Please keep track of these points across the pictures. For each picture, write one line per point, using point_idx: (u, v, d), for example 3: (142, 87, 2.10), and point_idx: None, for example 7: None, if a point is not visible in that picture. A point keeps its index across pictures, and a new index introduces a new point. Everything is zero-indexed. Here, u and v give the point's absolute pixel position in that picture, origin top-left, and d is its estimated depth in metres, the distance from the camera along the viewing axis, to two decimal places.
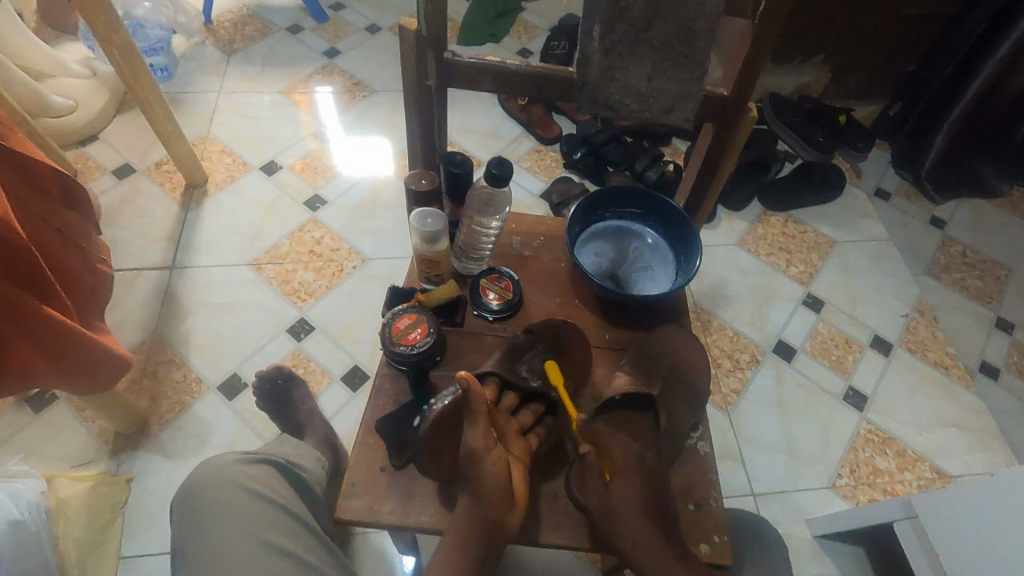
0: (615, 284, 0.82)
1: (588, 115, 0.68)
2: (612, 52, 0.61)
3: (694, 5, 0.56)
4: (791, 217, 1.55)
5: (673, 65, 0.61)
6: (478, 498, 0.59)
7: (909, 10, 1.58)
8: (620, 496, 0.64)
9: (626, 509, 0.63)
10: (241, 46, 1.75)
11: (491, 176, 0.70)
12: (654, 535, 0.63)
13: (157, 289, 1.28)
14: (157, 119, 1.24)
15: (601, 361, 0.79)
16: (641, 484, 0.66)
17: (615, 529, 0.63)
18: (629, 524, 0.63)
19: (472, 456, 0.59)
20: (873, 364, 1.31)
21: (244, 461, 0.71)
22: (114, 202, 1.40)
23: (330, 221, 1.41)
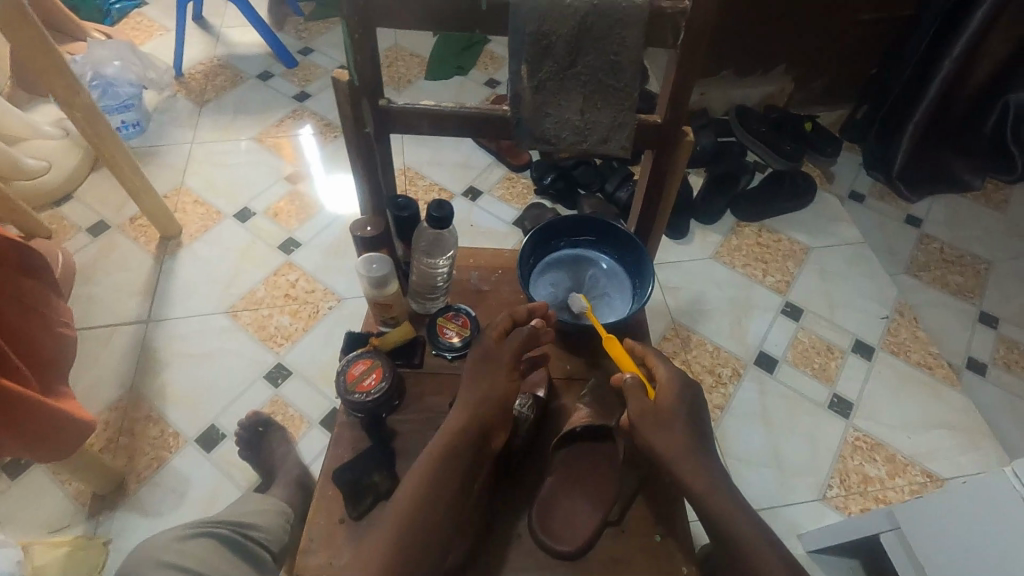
0: (572, 314, 0.82)
1: (529, 150, 0.68)
2: (545, 88, 0.61)
3: (616, 39, 0.58)
4: (764, 227, 1.55)
5: (604, 96, 0.62)
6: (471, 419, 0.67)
7: (864, 15, 1.61)
8: (665, 400, 0.71)
9: (669, 412, 0.70)
10: (213, 96, 1.78)
11: (432, 219, 0.69)
12: (694, 447, 0.69)
13: (134, 343, 1.27)
14: (126, 176, 1.25)
15: (565, 394, 0.85)
16: (687, 402, 0.72)
17: (654, 433, 0.70)
18: (667, 428, 0.69)
19: (500, 380, 0.70)
20: (857, 369, 1.30)
21: (184, 536, 0.79)
22: (91, 259, 1.41)
23: (305, 263, 1.42)
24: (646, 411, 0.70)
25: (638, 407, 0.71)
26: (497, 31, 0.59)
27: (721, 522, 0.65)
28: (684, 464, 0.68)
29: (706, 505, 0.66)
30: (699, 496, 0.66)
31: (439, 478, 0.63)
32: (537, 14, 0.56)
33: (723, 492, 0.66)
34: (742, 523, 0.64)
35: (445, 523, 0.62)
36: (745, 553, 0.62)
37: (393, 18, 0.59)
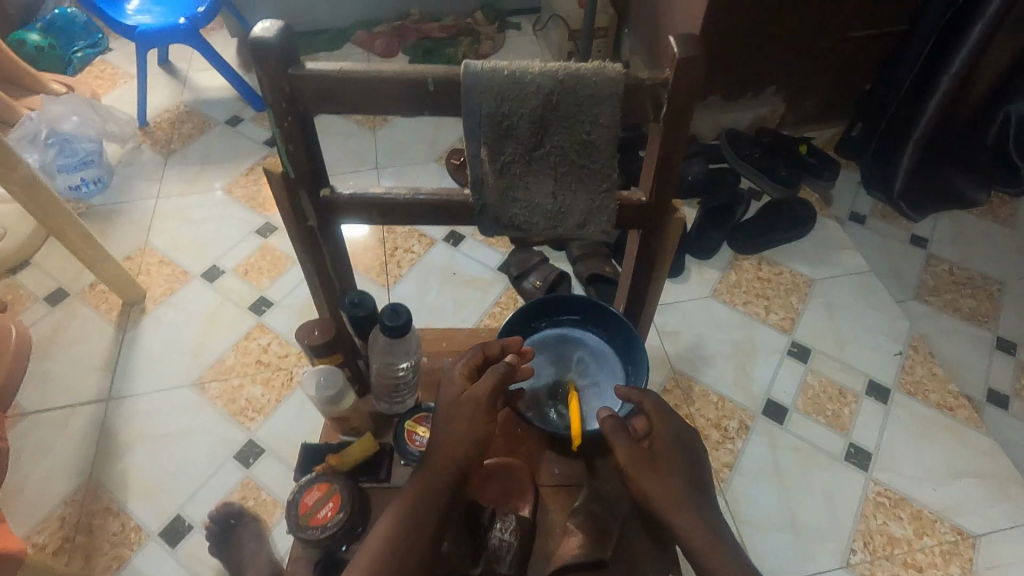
0: (557, 403, 0.79)
1: (496, 236, 0.59)
2: (509, 173, 0.53)
3: (587, 117, 0.50)
4: (763, 258, 1.47)
5: (578, 178, 0.54)
6: (441, 473, 0.65)
7: (854, 31, 1.55)
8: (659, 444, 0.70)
9: (665, 458, 0.68)
10: (179, 145, 1.70)
11: (388, 328, 0.69)
12: (688, 502, 0.65)
13: (93, 426, 1.18)
14: (76, 245, 1.16)
15: (555, 504, 0.79)
16: (682, 445, 0.70)
17: (648, 481, 0.66)
18: (659, 475, 0.67)
19: (472, 427, 0.68)
20: (873, 415, 1.21)
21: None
22: (48, 333, 1.32)
23: (277, 325, 1.33)
24: (637, 454, 0.67)
25: (630, 451, 0.68)
26: (449, 112, 0.51)
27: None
28: (676, 513, 0.65)
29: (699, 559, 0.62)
30: (693, 550, 0.63)
31: (410, 521, 0.62)
32: (492, 92, 0.48)
33: (718, 546, 0.62)
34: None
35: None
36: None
37: (326, 104, 0.51)
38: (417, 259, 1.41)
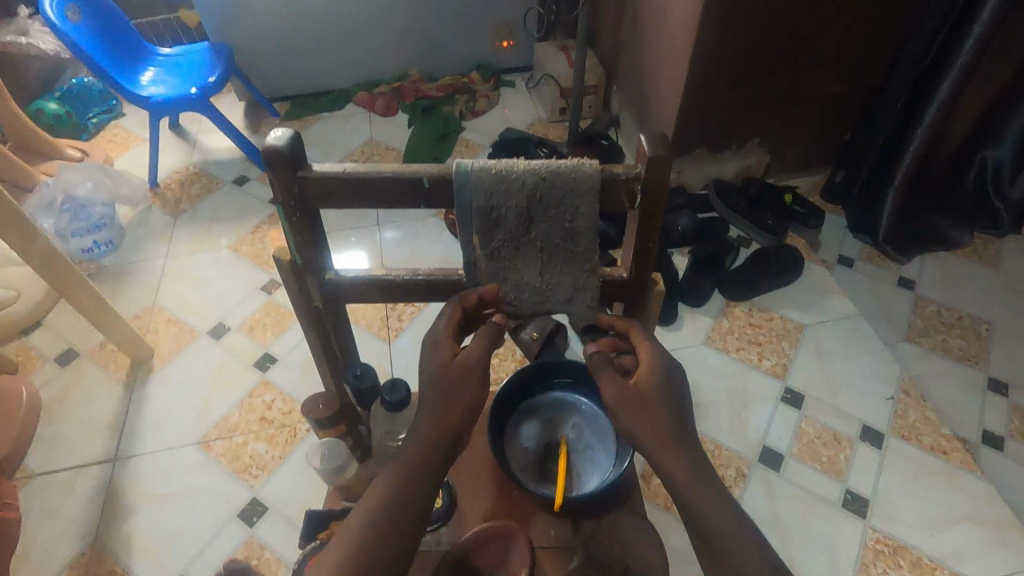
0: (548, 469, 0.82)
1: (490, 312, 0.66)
2: (500, 258, 0.61)
3: (568, 210, 0.57)
4: (754, 305, 1.51)
5: (561, 260, 0.61)
6: (431, 452, 0.61)
7: (829, 89, 1.64)
8: (646, 387, 0.67)
9: (653, 399, 0.66)
10: (188, 205, 1.77)
11: (389, 401, 0.80)
12: (673, 439, 0.64)
13: (99, 487, 1.20)
14: (89, 309, 1.21)
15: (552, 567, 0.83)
16: (671, 382, 0.68)
17: (639, 420, 0.66)
18: (649, 417, 0.65)
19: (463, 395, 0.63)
20: (868, 461, 1.23)
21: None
22: (57, 394, 1.35)
23: (282, 381, 1.36)
24: (626, 397, 0.66)
25: (620, 390, 0.67)
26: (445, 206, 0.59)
27: (704, 522, 0.62)
28: (664, 457, 0.64)
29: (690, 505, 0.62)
30: (685, 496, 0.62)
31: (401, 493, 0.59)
32: (485, 191, 0.56)
33: (706, 490, 0.62)
34: (729, 518, 0.61)
35: (398, 561, 0.57)
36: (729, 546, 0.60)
37: (331, 201, 0.56)
38: (417, 313, 1.45)
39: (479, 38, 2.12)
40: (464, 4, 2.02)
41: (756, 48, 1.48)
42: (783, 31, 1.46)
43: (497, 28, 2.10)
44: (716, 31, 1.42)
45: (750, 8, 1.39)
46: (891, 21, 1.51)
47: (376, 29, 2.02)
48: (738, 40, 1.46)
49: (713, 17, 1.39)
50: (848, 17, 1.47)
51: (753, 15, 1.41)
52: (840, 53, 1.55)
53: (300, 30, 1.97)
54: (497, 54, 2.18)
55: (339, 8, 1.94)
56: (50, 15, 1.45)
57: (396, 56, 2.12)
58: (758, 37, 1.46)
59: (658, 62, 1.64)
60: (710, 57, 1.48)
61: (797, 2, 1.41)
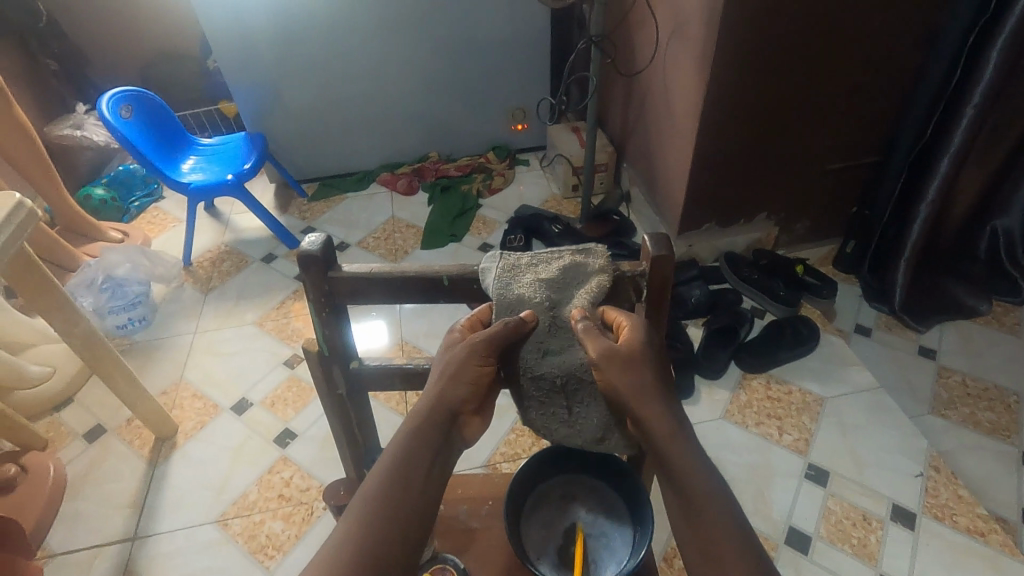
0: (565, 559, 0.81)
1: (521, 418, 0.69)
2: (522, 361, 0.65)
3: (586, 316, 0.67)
4: (772, 377, 1.50)
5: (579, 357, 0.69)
6: (419, 464, 0.58)
7: (831, 165, 1.71)
8: (628, 347, 0.61)
9: (638, 355, 0.61)
10: (219, 282, 1.85)
11: None
12: (663, 405, 0.61)
13: (116, 568, 1.20)
14: (122, 388, 1.26)
15: None
16: (653, 349, 0.62)
17: (622, 377, 0.60)
18: (632, 371, 0.60)
19: (446, 405, 0.61)
20: (901, 543, 1.18)
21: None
22: (82, 470, 1.37)
23: (300, 458, 1.37)
24: (610, 353, 0.60)
25: (605, 347, 0.60)
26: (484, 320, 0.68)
27: (692, 499, 0.58)
28: (642, 407, 0.60)
29: (674, 477, 0.59)
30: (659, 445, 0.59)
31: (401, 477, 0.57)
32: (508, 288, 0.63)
33: (693, 466, 0.59)
34: (705, 486, 0.58)
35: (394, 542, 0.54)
36: (711, 530, 0.56)
37: (359, 297, 0.60)
38: None
39: (495, 122, 2.26)
40: (481, 92, 2.17)
41: (758, 129, 1.56)
42: (781, 113, 1.54)
43: (511, 113, 2.24)
44: (718, 116, 1.51)
45: (750, 95, 1.48)
46: (885, 103, 1.59)
47: (400, 116, 2.17)
48: (739, 123, 1.54)
49: (715, 103, 1.48)
50: (842, 101, 1.56)
51: (753, 100, 1.50)
52: (839, 133, 1.63)
53: (329, 119, 2.12)
54: (512, 136, 2.31)
55: (366, 98, 2.10)
56: (106, 114, 1.59)
57: (417, 140, 2.25)
58: (759, 120, 1.54)
59: (665, 142, 1.73)
60: (714, 138, 1.55)
61: (793, 87, 1.49)
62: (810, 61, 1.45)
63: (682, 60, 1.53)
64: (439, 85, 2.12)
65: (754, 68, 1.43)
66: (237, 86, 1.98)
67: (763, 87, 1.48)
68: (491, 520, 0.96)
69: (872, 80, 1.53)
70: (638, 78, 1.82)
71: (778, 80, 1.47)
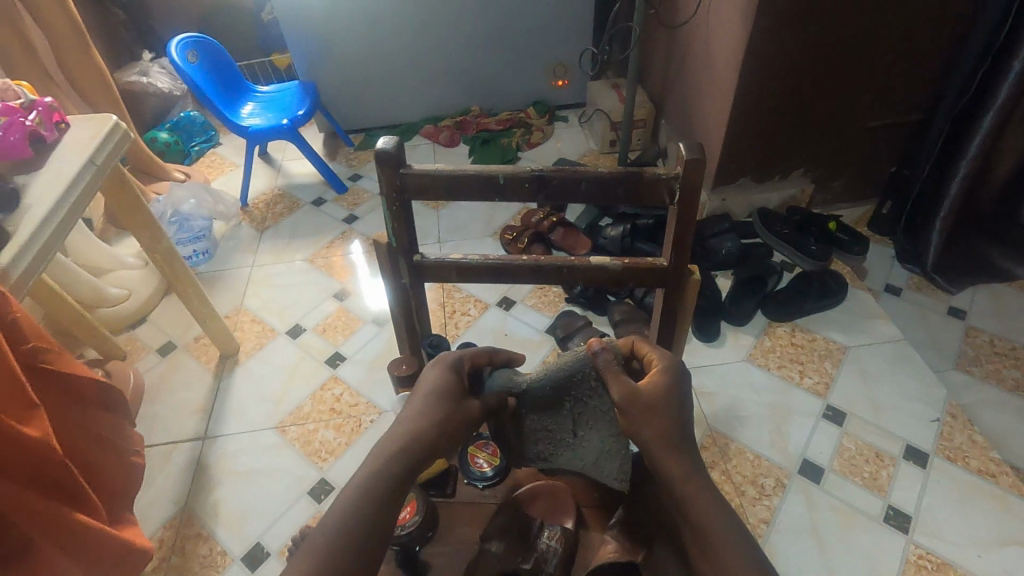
0: None
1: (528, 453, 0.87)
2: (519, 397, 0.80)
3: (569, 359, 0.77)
4: (797, 326, 1.55)
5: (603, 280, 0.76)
6: (382, 481, 0.65)
7: (872, 122, 1.71)
8: (653, 391, 0.71)
9: (659, 402, 0.70)
10: (273, 222, 1.98)
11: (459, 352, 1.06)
12: (681, 458, 0.69)
13: (190, 461, 1.35)
14: (194, 305, 1.40)
15: (593, 524, 0.89)
16: (674, 398, 0.71)
17: (644, 423, 0.70)
18: (652, 419, 0.70)
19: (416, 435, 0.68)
20: (911, 479, 1.24)
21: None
22: (158, 379, 1.53)
23: (349, 377, 1.50)
24: (633, 397, 0.70)
25: (628, 393, 0.71)
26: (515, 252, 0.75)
27: (706, 535, 0.65)
28: (667, 456, 0.68)
29: (688, 507, 0.66)
30: (679, 488, 0.67)
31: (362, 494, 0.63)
32: (551, 195, 0.69)
33: (707, 501, 0.66)
34: (721, 524, 0.65)
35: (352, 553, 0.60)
36: (720, 555, 0.64)
37: (425, 193, 0.69)
38: (472, 321, 1.60)
39: (537, 77, 2.30)
40: (524, 48, 2.20)
41: (798, 85, 1.58)
42: (823, 68, 1.55)
43: (553, 69, 2.28)
44: (759, 70, 1.53)
45: (791, 49, 1.50)
46: (932, 60, 1.58)
47: (444, 70, 2.23)
48: (780, 78, 1.56)
49: (756, 57, 1.50)
50: (886, 58, 1.56)
51: (795, 54, 1.51)
52: (882, 89, 1.63)
53: (376, 72, 2.20)
54: (552, 92, 2.35)
55: (412, 52, 2.16)
56: (176, 59, 1.71)
57: (460, 94, 2.31)
58: (800, 73, 1.56)
59: (704, 97, 1.76)
60: (753, 93, 1.58)
61: (836, 41, 1.50)
62: (856, 14, 1.45)
63: (726, 13, 1.55)
64: (483, 40, 2.16)
65: (798, 21, 1.44)
66: (291, 37, 2.06)
67: (806, 41, 1.49)
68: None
69: (918, 36, 1.52)
70: (681, 33, 1.83)
71: (820, 35, 1.48)
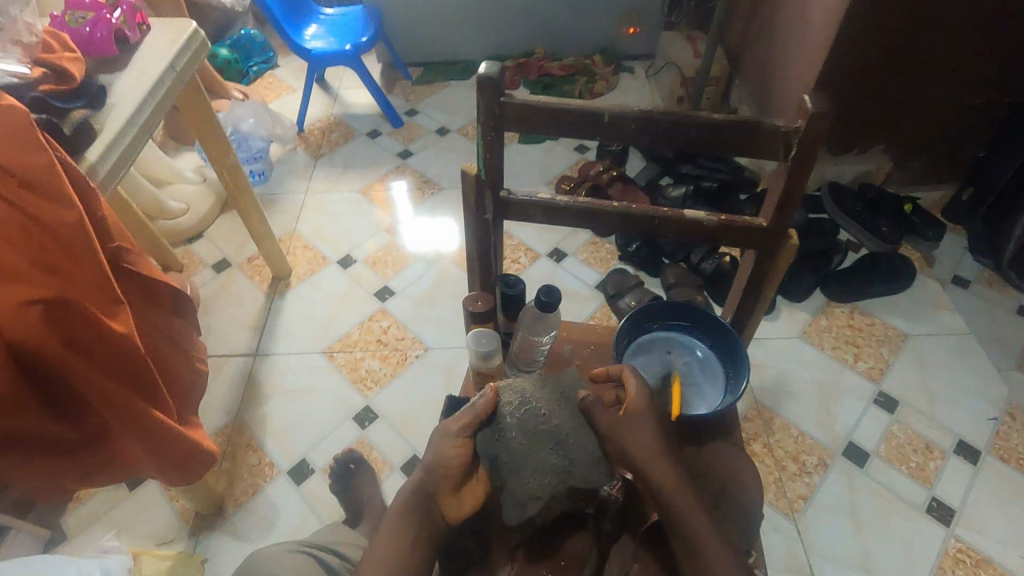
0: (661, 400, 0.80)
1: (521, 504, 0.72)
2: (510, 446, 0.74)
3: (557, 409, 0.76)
4: (856, 308, 1.50)
5: (690, 232, 0.73)
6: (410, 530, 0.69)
7: (972, 100, 1.59)
8: (632, 410, 0.73)
9: (636, 419, 0.72)
10: (327, 150, 1.96)
11: (540, 301, 0.81)
12: (672, 468, 0.70)
13: (242, 374, 1.40)
14: (254, 224, 1.41)
15: None
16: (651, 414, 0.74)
17: (626, 440, 0.71)
18: (634, 440, 0.71)
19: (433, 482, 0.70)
20: (959, 474, 1.21)
21: (289, 550, 0.86)
22: (212, 293, 1.57)
23: (396, 311, 1.51)
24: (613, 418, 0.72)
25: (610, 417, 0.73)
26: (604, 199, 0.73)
27: (696, 547, 0.66)
28: (654, 467, 0.69)
29: (677, 525, 0.67)
30: (665, 501, 0.68)
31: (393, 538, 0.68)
32: (655, 138, 0.66)
33: (695, 516, 0.67)
34: (707, 530, 0.66)
35: None
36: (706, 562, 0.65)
37: (522, 123, 0.67)
38: (522, 270, 1.58)
39: (607, 23, 2.19)
40: None
41: (898, 52, 1.47)
42: (929, 35, 1.43)
43: (625, 15, 2.16)
44: (858, 32, 1.42)
45: (897, 13, 1.39)
46: None
47: (511, 7, 2.14)
48: (879, 43, 1.45)
49: (858, 17, 1.39)
50: (1000, 29, 1.43)
51: (900, 18, 1.40)
52: (989, 65, 1.51)
53: (442, 4, 2.12)
54: (621, 40, 2.23)
55: None
56: None
57: (525, 34, 2.22)
58: (901, 40, 1.44)
59: (789, 56, 1.65)
60: (847, 57, 1.47)
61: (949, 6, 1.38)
62: None
63: None
64: None
65: None
66: None
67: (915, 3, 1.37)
68: (595, 359, 0.97)
69: None
70: None
71: None
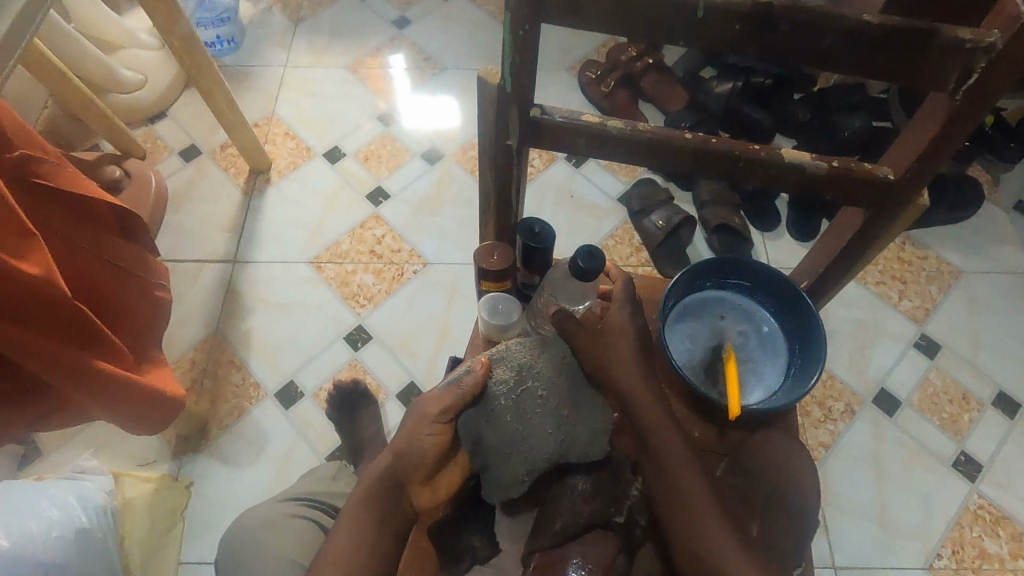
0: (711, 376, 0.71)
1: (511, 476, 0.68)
2: (497, 427, 0.67)
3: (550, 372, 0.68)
4: (909, 238, 1.33)
5: (780, 168, 0.63)
6: (379, 512, 0.61)
7: None
8: (617, 328, 0.67)
9: (616, 332, 0.66)
10: (309, 12, 1.65)
11: (577, 268, 0.66)
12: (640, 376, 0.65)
13: (220, 283, 1.26)
14: (221, 108, 1.18)
15: None
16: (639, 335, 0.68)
17: (602, 350, 0.66)
18: (615, 362, 0.65)
19: (408, 459, 0.62)
20: (994, 428, 1.13)
21: (292, 514, 0.77)
22: (181, 186, 1.38)
23: (392, 218, 1.34)
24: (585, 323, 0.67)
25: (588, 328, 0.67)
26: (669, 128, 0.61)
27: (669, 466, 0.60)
28: (625, 376, 0.64)
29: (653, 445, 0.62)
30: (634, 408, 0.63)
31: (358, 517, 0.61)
32: (770, 50, 0.51)
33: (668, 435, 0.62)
34: (674, 445, 0.61)
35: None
36: (680, 483, 0.60)
37: (570, 18, 0.51)
38: (535, 175, 1.38)
39: None
40: None
41: None
42: None
43: None
44: None
45: None
46: None
47: None
48: None
49: None
50: None
51: None
52: None
53: None
54: None
55: None
56: None
57: None
58: None
59: None
60: None
61: None
62: None
63: None
64: None
65: None
66: None
67: None
68: None
69: None
70: None
71: None
